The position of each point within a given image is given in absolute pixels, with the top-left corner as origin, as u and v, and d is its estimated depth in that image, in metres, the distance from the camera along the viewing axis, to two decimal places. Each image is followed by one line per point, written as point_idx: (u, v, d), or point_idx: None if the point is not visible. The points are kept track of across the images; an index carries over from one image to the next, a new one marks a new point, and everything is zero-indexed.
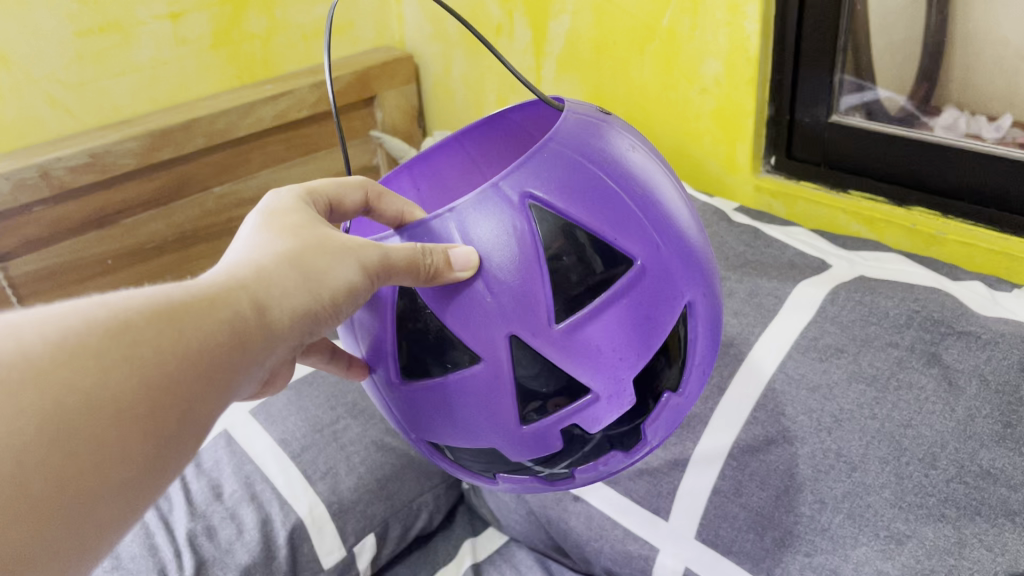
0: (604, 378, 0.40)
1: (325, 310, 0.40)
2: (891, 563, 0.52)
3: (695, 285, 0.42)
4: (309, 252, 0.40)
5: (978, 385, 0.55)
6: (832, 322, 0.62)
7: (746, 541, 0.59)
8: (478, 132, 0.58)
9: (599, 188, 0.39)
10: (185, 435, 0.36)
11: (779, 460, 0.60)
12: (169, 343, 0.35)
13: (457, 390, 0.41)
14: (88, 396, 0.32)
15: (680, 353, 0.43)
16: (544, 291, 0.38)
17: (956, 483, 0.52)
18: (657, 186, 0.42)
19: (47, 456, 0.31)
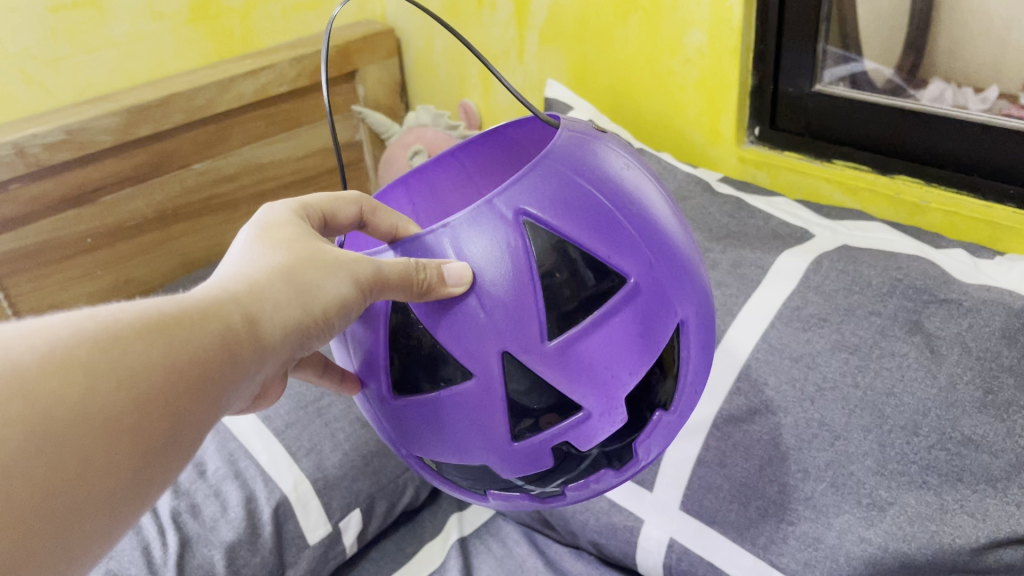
0: (598, 397, 0.39)
1: (317, 324, 0.40)
2: (873, 529, 0.54)
3: (688, 303, 0.42)
4: (302, 266, 0.40)
5: (960, 352, 0.54)
6: (815, 291, 0.61)
7: (729, 511, 0.61)
8: (476, 148, 0.58)
9: (594, 207, 0.39)
10: (171, 449, 0.35)
11: (764, 430, 0.60)
12: (157, 355, 0.34)
13: (448, 405, 0.41)
14: (77, 408, 0.31)
15: (673, 370, 0.43)
16: (537, 308, 0.38)
17: (938, 450, 0.53)
18: (653, 205, 0.42)
19: (34, 467, 0.30)
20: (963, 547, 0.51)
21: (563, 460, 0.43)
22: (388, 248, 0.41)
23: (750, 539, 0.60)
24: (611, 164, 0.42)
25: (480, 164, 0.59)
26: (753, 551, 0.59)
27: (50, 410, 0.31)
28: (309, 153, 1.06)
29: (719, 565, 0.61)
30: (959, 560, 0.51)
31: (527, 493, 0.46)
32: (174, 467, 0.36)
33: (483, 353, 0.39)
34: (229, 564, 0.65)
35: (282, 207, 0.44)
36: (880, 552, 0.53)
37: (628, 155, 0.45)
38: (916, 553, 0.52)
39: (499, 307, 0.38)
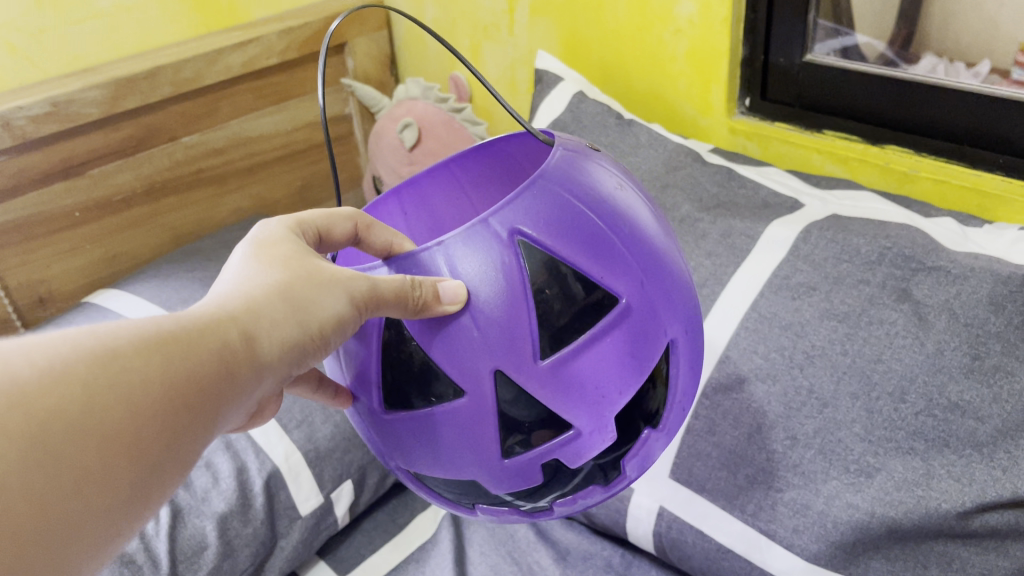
0: (589, 417, 0.40)
1: (313, 341, 0.40)
2: (861, 495, 0.55)
3: (679, 323, 0.42)
4: (298, 283, 0.40)
5: (947, 319, 0.54)
6: (805, 261, 0.61)
7: (718, 479, 0.62)
8: (468, 162, 0.59)
9: (588, 228, 0.40)
10: (168, 464, 0.35)
11: (754, 398, 0.61)
12: (156, 370, 0.34)
13: (439, 421, 0.41)
14: (75, 422, 0.32)
15: (662, 390, 0.43)
16: (530, 325, 0.38)
17: (924, 416, 0.53)
18: (646, 226, 0.42)
19: (32, 479, 0.30)
20: (949, 512, 0.51)
21: (554, 475, 0.43)
22: (381, 264, 0.42)
23: (739, 506, 0.61)
24: (606, 184, 0.42)
25: (472, 179, 0.60)
26: (741, 517, 0.61)
27: (49, 423, 0.31)
28: (298, 127, 1.05)
29: (708, 531, 0.63)
30: (946, 524, 0.52)
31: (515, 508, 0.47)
32: (173, 480, 0.36)
33: (477, 372, 0.39)
34: (221, 535, 0.65)
35: (280, 224, 0.44)
36: (868, 517, 0.54)
37: (621, 172, 0.45)
38: (902, 518, 0.53)
39: (493, 327, 0.38)
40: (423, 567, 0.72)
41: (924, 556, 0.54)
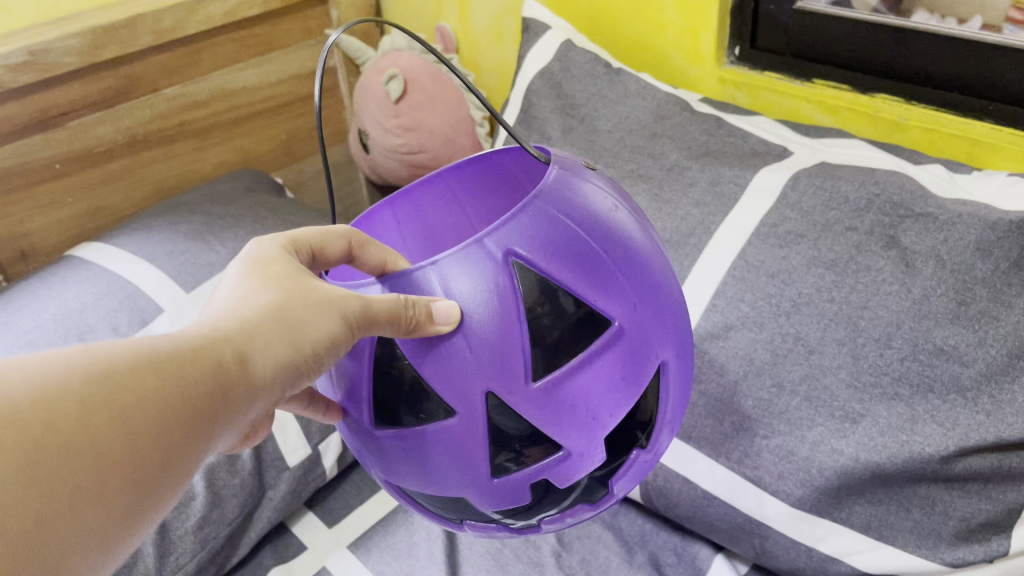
0: (578, 439, 0.40)
1: (306, 362, 0.40)
2: (846, 441, 0.55)
3: (671, 346, 0.42)
4: (290, 303, 0.40)
5: (934, 265, 0.54)
6: (793, 208, 0.61)
7: (705, 427, 0.63)
8: (461, 170, 0.57)
9: (585, 252, 0.39)
10: (163, 483, 0.34)
11: (740, 346, 0.61)
12: (151, 388, 0.34)
13: (429, 440, 0.41)
14: (69, 439, 0.31)
15: (652, 414, 0.44)
16: (522, 348, 0.38)
17: (910, 362, 0.53)
18: (642, 250, 0.41)
19: (26, 493, 0.30)
20: (931, 455, 0.52)
21: (540, 494, 0.43)
22: (375, 282, 0.41)
23: (725, 453, 0.62)
24: (603, 206, 0.41)
25: (464, 187, 0.58)
26: (727, 464, 0.62)
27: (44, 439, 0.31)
28: (281, 80, 1.03)
29: (694, 479, 0.65)
30: (928, 467, 0.53)
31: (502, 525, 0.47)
32: (167, 501, 0.35)
33: (469, 393, 0.39)
34: (208, 485, 0.65)
35: (274, 244, 0.43)
36: (852, 462, 0.55)
37: (619, 193, 0.44)
38: (886, 463, 0.54)
39: (487, 349, 0.38)
40: (412, 517, 0.73)
41: (906, 498, 0.55)
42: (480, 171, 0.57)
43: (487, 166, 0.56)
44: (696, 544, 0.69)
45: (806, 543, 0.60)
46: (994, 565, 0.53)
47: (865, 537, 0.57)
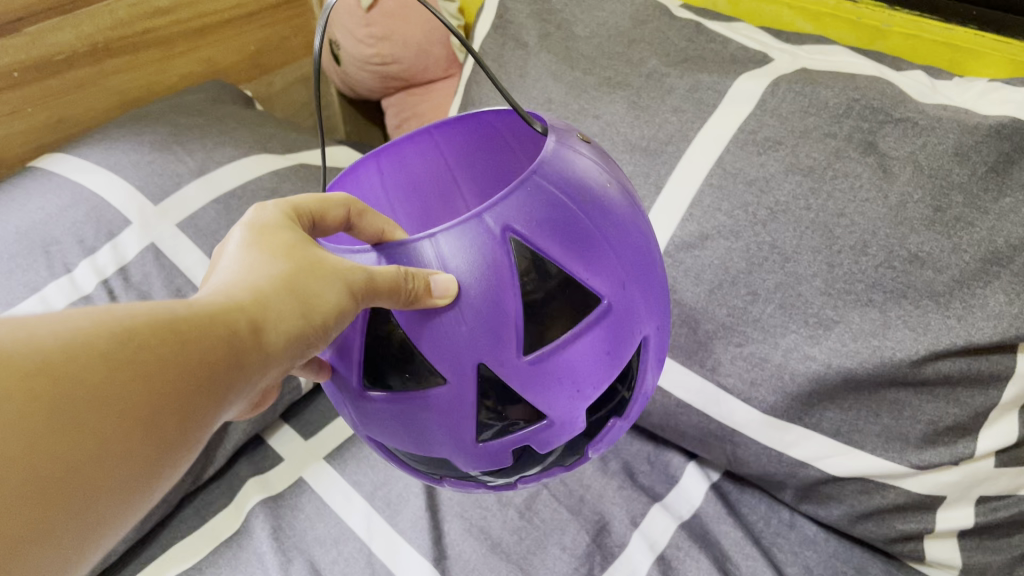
0: (562, 412, 0.38)
1: (317, 334, 0.37)
2: (818, 346, 0.56)
3: (654, 321, 0.40)
4: (301, 273, 0.37)
5: (912, 171, 0.53)
6: (771, 115, 0.60)
7: (679, 336, 0.63)
8: (451, 128, 0.52)
9: (577, 232, 0.36)
10: (184, 445, 0.33)
11: (715, 255, 0.60)
12: (169, 356, 0.32)
13: (418, 406, 0.38)
14: (93, 398, 0.30)
15: (630, 383, 0.42)
16: (516, 322, 0.36)
17: (884, 269, 0.53)
18: (632, 225, 0.39)
19: (51, 447, 0.29)
20: (902, 360, 0.53)
21: (523, 457, 0.41)
22: (368, 249, 0.37)
23: (699, 362, 0.63)
24: (598, 182, 0.38)
25: (452, 145, 0.53)
26: (701, 372, 0.63)
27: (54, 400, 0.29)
28: None
29: (668, 388, 0.65)
30: (898, 373, 0.53)
31: (480, 483, 0.45)
32: (187, 462, 0.34)
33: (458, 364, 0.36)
34: None
35: (277, 209, 0.40)
36: (824, 368, 0.55)
37: (613, 169, 0.41)
38: (857, 368, 0.54)
39: (477, 322, 0.35)
40: None
41: (876, 403, 0.56)
42: (472, 131, 0.52)
43: (482, 129, 0.51)
44: (669, 453, 0.71)
45: (777, 450, 0.61)
46: (959, 468, 0.55)
47: (835, 442, 0.59)
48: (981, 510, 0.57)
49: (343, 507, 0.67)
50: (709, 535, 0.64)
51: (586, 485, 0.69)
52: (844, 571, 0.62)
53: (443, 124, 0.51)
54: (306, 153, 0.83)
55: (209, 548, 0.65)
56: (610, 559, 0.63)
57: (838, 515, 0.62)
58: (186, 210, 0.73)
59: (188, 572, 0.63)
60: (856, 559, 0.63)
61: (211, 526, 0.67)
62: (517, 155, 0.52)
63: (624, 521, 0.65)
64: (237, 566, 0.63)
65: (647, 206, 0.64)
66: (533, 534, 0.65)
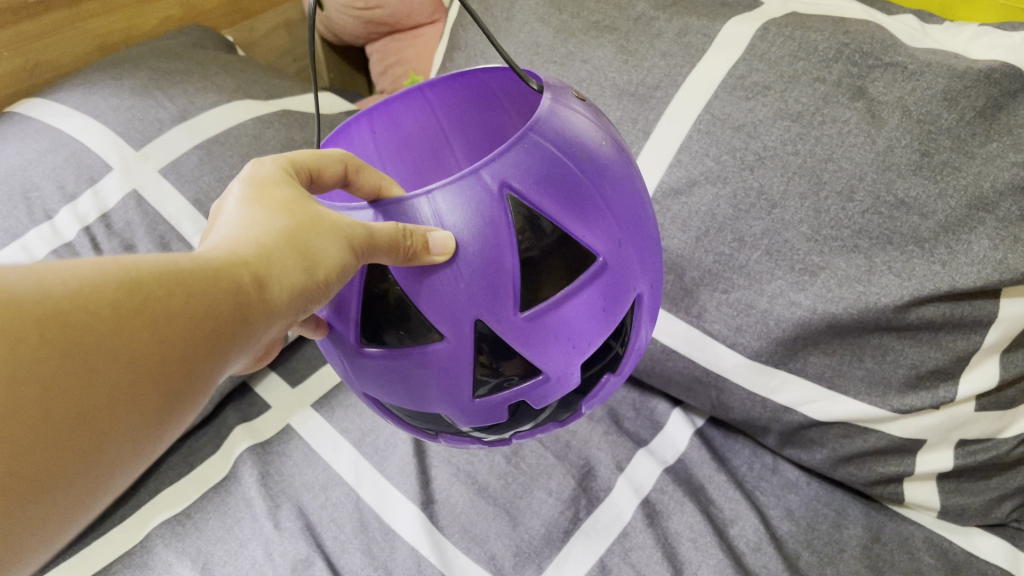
0: (555, 366, 0.38)
1: (319, 290, 0.36)
2: (803, 294, 0.56)
3: (646, 279, 0.40)
4: (302, 228, 0.36)
5: (900, 116, 0.53)
6: (760, 60, 0.59)
7: (665, 283, 0.63)
8: (443, 86, 0.50)
9: (573, 190, 0.36)
10: (190, 398, 0.32)
11: (703, 202, 0.60)
12: (177, 309, 0.31)
13: (415, 362, 0.38)
14: (102, 349, 0.29)
15: (624, 339, 0.42)
16: (514, 278, 0.35)
17: (871, 215, 0.53)
18: (626, 184, 0.38)
19: (57, 397, 0.28)
20: (886, 305, 0.53)
21: (517, 412, 0.41)
22: (366, 207, 0.37)
23: (685, 309, 0.63)
24: (594, 141, 0.37)
25: (443, 102, 0.52)
26: (686, 318, 0.63)
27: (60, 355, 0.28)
28: None
29: (653, 335, 0.66)
30: (882, 317, 0.54)
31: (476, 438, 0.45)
32: (192, 413, 0.34)
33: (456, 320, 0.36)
34: None
35: (278, 162, 0.39)
36: (809, 314, 0.56)
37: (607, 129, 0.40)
38: (842, 313, 0.55)
39: (474, 279, 0.35)
40: None
41: (860, 348, 0.56)
42: (464, 89, 0.50)
43: (474, 87, 0.50)
44: (655, 399, 0.72)
45: (761, 395, 0.62)
46: (939, 412, 0.56)
47: (819, 387, 0.59)
48: (960, 453, 0.58)
49: (331, 453, 0.68)
50: (692, 479, 0.65)
51: (572, 431, 0.69)
52: (825, 513, 0.63)
53: (436, 83, 0.50)
54: (290, 100, 0.82)
55: (198, 494, 0.65)
56: (596, 503, 0.64)
57: (820, 459, 0.62)
58: (168, 155, 0.72)
59: (178, 517, 0.64)
60: (836, 502, 0.64)
61: (200, 473, 0.67)
62: (507, 113, 0.51)
63: (610, 466, 0.66)
64: (227, 512, 0.64)
65: (635, 151, 0.64)
66: (520, 479, 0.66)
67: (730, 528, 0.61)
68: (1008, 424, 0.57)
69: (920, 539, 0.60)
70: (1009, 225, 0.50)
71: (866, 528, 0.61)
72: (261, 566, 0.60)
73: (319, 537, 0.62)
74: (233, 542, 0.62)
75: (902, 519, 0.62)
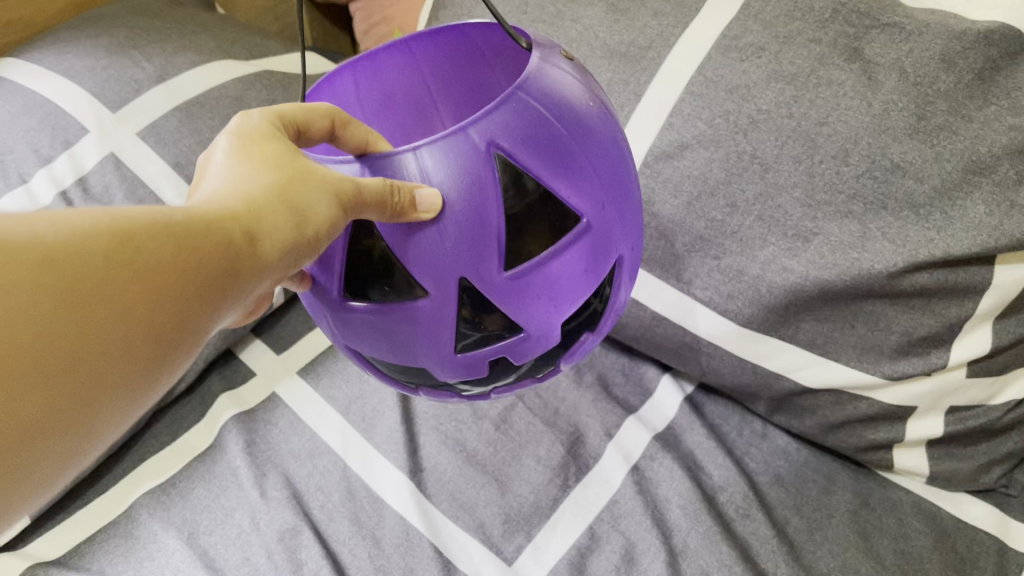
0: (539, 326, 0.37)
1: (308, 246, 0.35)
2: (796, 259, 0.55)
3: (629, 241, 0.39)
4: (290, 181, 0.34)
5: (898, 78, 0.52)
6: (755, 19, 0.58)
7: (655, 249, 0.62)
8: (429, 39, 0.48)
9: (557, 150, 0.34)
10: (182, 348, 0.32)
11: (694, 165, 0.59)
12: (163, 260, 0.31)
13: (397, 319, 0.37)
14: (93, 299, 0.29)
15: (604, 300, 0.41)
16: (498, 236, 0.34)
17: (865, 179, 0.52)
18: (613, 145, 0.37)
19: (47, 344, 0.28)
20: (880, 272, 0.52)
21: (498, 370, 0.41)
22: (352, 160, 0.35)
23: (675, 275, 0.62)
24: (583, 102, 0.36)
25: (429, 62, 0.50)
26: (676, 285, 0.62)
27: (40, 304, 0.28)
28: None
29: (643, 301, 0.65)
30: (875, 284, 0.53)
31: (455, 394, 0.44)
32: (184, 363, 0.33)
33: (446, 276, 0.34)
34: None
35: (268, 115, 0.37)
36: (802, 281, 0.55)
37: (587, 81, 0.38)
38: (835, 280, 0.54)
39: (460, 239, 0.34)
40: None
41: (852, 314, 0.56)
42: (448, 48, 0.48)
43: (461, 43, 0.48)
44: (644, 365, 0.71)
45: (752, 361, 0.61)
46: (931, 378, 0.56)
47: (811, 354, 0.59)
48: (950, 420, 0.58)
49: (317, 421, 0.67)
50: (682, 446, 0.65)
51: (561, 398, 0.68)
52: (814, 479, 0.63)
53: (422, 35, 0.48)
54: (269, 60, 0.79)
55: (182, 463, 0.64)
56: (585, 470, 0.63)
57: (810, 426, 0.62)
58: (146, 116, 0.69)
59: (163, 486, 0.63)
60: (825, 468, 0.64)
61: (184, 441, 0.66)
62: (494, 71, 0.49)
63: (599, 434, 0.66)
64: (212, 481, 0.63)
65: (626, 114, 0.62)
66: (509, 446, 0.65)
67: (719, 495, 0.61)
68: (999, 390, 0.57)
69: (908, 504, 0.60)
70: (1005, 189, 0.49)
71: (855, 493, 0.61)
72: (248, 535, 0.59)
73: (305, 505, 0.62)
74: (219, 511, 0.61)
75: (891, 485, 0.62)
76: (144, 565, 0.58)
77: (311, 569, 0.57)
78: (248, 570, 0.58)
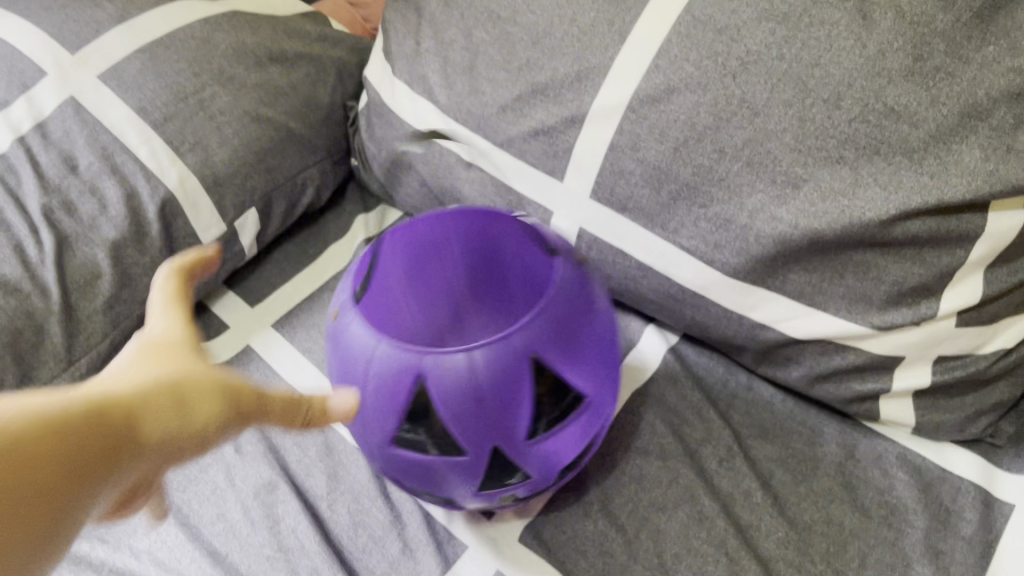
0: (528, 465, 0.50)
1: (185, 445, 0.32)
2: (785, 208, 0.54)
3: (586, 384, 0.49)
4: (175, 391, 0.32)
5: (894, 18, 0.49)
6: None
7: (641, 197, 0.59)
8: (462, 220, 0.57)
9: (569, 341, 0.48)
10: (178, 450, 0.33)
11: (681, 110, 0.56)
12: (135, 413, 0.30)
13: (368, 394, 0.48)
14: (101, 422, 0.28)
15: (550, 415, 0.49)
16: (465, 391, 0.46)
17: (858, 124, 0.50)
18: (560, 360, 0.48)
19: (70, 474, 0.27)
20: (871, 221, 0.51)
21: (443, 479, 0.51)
22: None
23: (661, 225, 0.60)
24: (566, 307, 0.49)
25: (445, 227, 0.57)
26: (662, 236, 0.60)
27: (62, 437, 0.26)
28: None
29: (628, 251, 0.62)
30: (866, 232, 0.52)
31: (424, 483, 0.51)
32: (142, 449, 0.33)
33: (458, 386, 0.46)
34: (115, 263, 0.61)
35: (177, 329, 0.35)
36: (790, 230, 0.54)
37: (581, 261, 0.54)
38: (824, 229, 0.52)
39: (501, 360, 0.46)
40: None
41: (841, 265, 0.54)
42: (468, 229, 0.57)
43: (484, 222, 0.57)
44: (628, 316, 0.70)
45: (738, 313, 0.60)
46: (920, 327, 0.55)
47: (798, 305, 0.57)
48: (938, 369, 0.57)
49: (293, 375, 0.65)
50: (666, 399, 0.64)
51: None
52: (799, 430, 0.62)
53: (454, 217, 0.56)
54: None
55: None
56: None
57: (796, 377, 0.61)
58: (107, 60, 0.66)
59: None
60: (811, 419, 0.63)
61: None
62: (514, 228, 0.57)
63: None
64: None
65: (608, 57, 0.58)
66: None
67: (703, 448, 0.61)
68: (988, 340, 0.56)
69: (894, 455, 0.60)
70: (1002, 134, 0.48)
71: (841, 445, 0.61)
72: (223, 492, 0.58)
73: (282, 461, 0.60)
74: (194, 468, 0.60)
75: (877, 436, 0.61)
76: (116, 523, 0.57)
77: (289, 526, 0.56)
78: (224, 527, 0.57)
